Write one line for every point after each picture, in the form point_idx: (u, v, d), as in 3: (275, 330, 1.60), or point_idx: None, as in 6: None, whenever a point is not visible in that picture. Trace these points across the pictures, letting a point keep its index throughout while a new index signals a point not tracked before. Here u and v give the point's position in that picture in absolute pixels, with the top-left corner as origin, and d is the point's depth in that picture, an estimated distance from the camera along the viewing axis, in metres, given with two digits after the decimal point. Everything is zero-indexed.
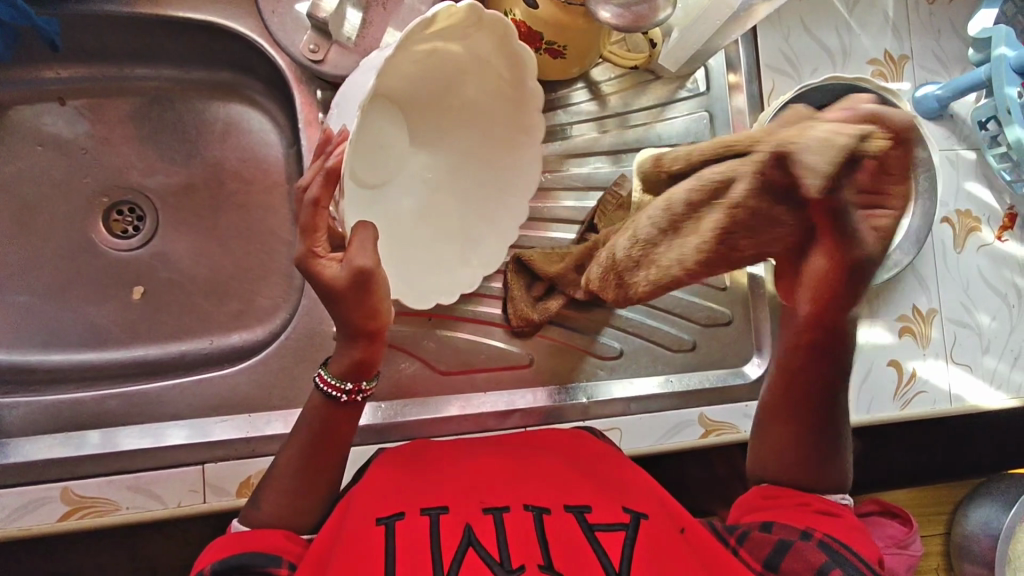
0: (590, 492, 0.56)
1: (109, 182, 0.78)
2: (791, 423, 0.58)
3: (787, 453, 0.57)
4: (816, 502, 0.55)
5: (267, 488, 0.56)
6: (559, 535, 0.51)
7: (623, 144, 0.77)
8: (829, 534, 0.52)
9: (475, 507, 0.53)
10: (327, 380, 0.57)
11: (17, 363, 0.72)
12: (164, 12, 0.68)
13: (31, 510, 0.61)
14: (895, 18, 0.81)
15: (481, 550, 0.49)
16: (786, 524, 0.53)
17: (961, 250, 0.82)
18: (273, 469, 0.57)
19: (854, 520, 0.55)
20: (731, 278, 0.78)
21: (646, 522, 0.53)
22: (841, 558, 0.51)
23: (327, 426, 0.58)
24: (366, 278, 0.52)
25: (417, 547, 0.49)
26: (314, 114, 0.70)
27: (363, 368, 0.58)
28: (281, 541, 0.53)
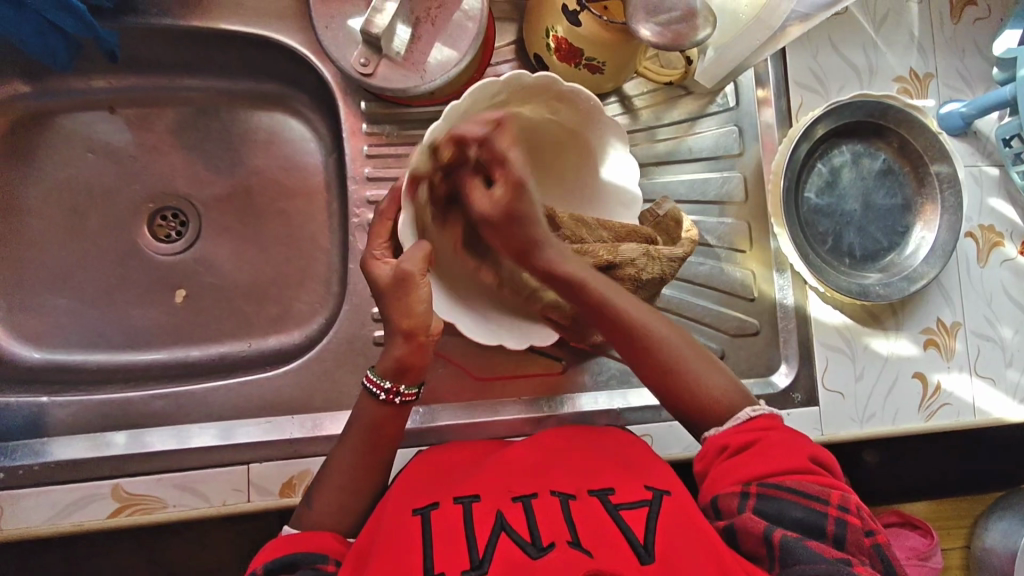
0: (613, 477, 0.57)
1: (154, 188, 0.80)
2: (685, 388, 0.60)
3: (695, 405, 0.59)
4: (733, 442, 0.57)
5: (317, 490, 0.58)
6: (587, 516, 0.53)
7: (654, 157, 0.78)
8: (760, 482, 0.54)
9: (504, 494, 0.54)
10: (372, 380, 0.59)
11: (65, 364, 0.75)
12: (217, 26, 0.72)
13: (83, 505, 0.64)
14: (920, 37, 0.83)
15: (513, 533, 0.51)
16: (723, 494, 0.55)
17: (985, 264, 0.83)
18: (324, 469, 0.59)
19: (769, 432, 0.56)
20: (759, 289, 0.80)
21: (669, 499, 0.55)
22: (778, 503, 0.52)
23: (369, 425, 0.59)
24: (405, 276, 0.55)
25: (452, 533, 0.51)
26: (359, 125, 0.73)
27: (404, 372, 0.58)
28: (328, 540, 0.55)
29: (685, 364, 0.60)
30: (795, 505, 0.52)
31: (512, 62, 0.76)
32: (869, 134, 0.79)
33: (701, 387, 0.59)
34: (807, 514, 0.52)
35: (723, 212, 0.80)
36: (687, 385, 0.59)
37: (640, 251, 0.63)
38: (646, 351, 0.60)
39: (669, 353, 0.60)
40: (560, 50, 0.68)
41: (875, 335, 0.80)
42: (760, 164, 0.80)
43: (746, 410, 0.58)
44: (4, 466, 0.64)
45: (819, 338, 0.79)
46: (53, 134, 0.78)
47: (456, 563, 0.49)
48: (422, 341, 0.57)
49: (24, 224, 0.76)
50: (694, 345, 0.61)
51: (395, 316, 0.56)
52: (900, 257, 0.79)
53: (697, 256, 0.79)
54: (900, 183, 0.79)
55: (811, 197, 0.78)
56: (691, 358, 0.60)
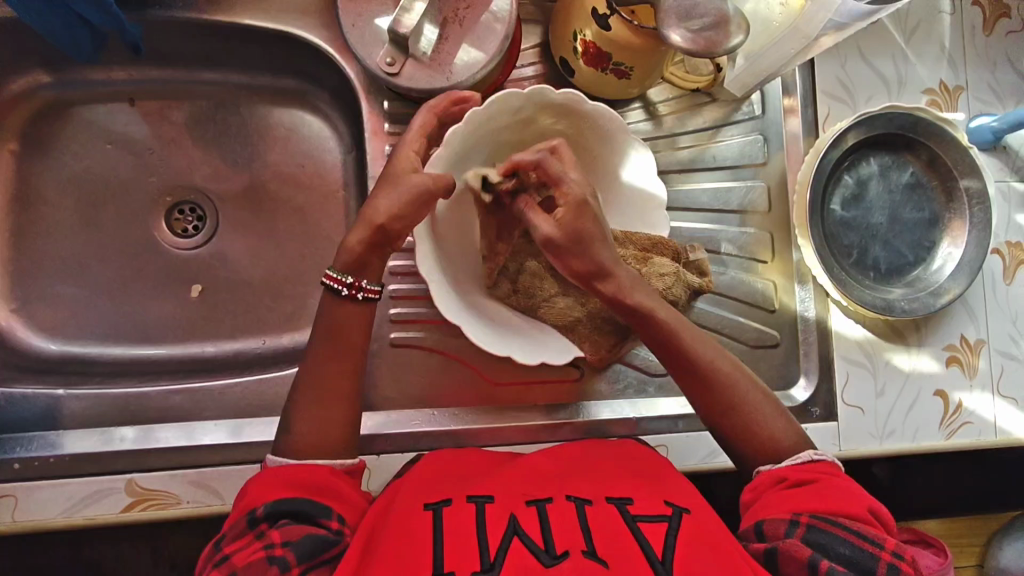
0: (630, 487, 0.56)
1: (173, 182, 0.80)
2: (731, 409, 0.60)
3: (748, 428, 0.60)
4: (793, 475, 0.56)
5: (300, 409, 0.57)
6: (604, 523, 0.52)
7: (676, 164, 0.77)
8: (813, 514, 0.53)
9: (518, 499, 0.53)
10: (331, 276, 0.58)
11: (80, 355, 0.74)
12: (240, 21, 0.71)
13: (95, 501, 0.63)
14: (950, 48, 0.82)
15: (526, 537, 0.49)
16: (772, 519, 0.54)
17: (1011, 282, 0.81)
18: (301, 376, 0.58)
19: (832, 475, 0.56)
20: (780, 301, 0.79)
21: (688, 517, 0.54)
22: (829, 536, 0.51)
23: (338, 327, 0.58)
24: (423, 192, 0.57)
25: (464, 530, 0.50)
26: (380, 124, 0.72)
27: (363, 268, 0.59)
28: (331, 480, 0.53)
29: (744, 398, 0.60)
30: (847, 543, 0.51)
31: (535, 65, 0.75)
32: (899, 147, 0.78)
33: (755, 420, 0.59)
34: (859, 554, 0.51)
35: (745, 221, 0.79)
36: (747, 422, 0.59)
37: (672, 269, 0.70)
38: (706, 388, 0.60)
39: (733, 390, 0.60)
40: (588, 54, 0.68)
41: (897, 350, 0.78)
42: (785, 174, 0.79)
43: (809, 451, 0.58)
44: (19, 457, 0.64)
45: (840, 352, 0.78)
46: (74, 126, 0.78)
47: (467, 562, 0.47)
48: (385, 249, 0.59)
49: (44, 214, 0.76)
50: (736, 361, 0.62)
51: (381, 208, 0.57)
52: (926, 273, 0.77)
53: (718, 266, 0.78)
54: (928, 198, 0.78)
55: (836, 210, 0.77)
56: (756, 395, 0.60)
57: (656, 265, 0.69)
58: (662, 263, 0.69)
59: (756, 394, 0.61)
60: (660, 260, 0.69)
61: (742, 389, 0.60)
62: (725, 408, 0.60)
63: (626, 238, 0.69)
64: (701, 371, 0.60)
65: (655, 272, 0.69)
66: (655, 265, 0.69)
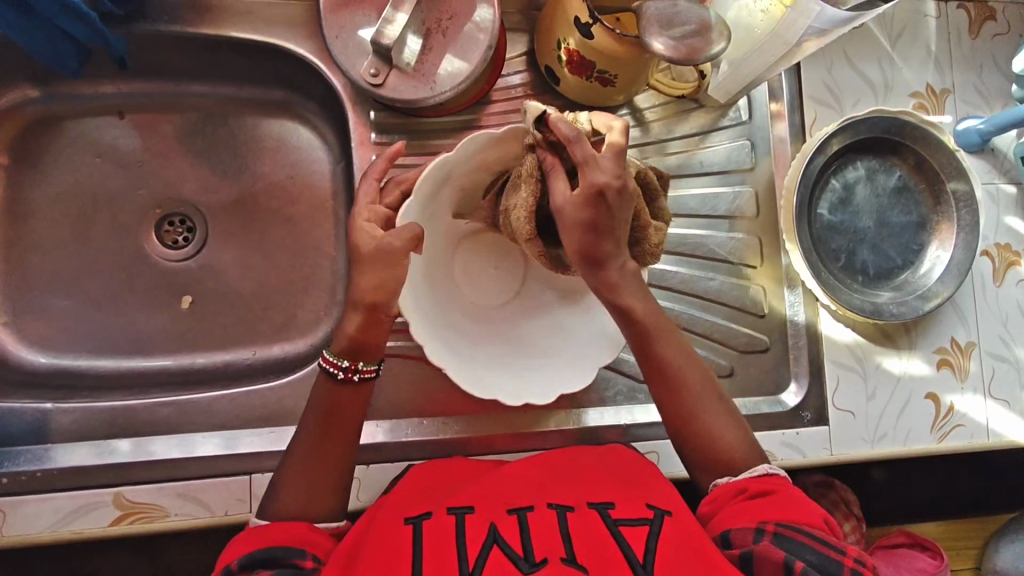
0: (612, 492, 0.56)
1: (162, 194, 0.80)
2: (694, 423, 0.59)
3: (709, 445, 0.59)
4: (752, 486, 0.56)
5: (290, 476, 0.57)
6: (584, 531, 0.51)
7: (663, 170, 0.77)
8: (778, 523, 0.53)
9: (500, 507, 0.53)
10: (328, 359, 0.58)
11: (69, 368, 0.75)
12: (225, 34, 0.72)
13: (84, 514, 0.63)
14: (937, 51, 0.82)
15: (505, 547, 0.49)
16: (738, 528, 0.54)
17: (1000, 284, 0.81)
18: (291, 453, 0.58)
19: (790, 486, 0.56)
20: (769, 305, 0.79)
21: (671, 519, 0.54)
22: (796, 542, 0.52)
23: (332, 406, 0.58)
24: (391, 251, 0.54)
25: (444, 540, 0.50)
26: (367, 135, 0.72)
27: (361, 349, 0.57)
28: (307, 533, 0.53)
29: (705, 411, 0.59)
30: (812, 549, 0.51)
31: (522, 73, 0.75)
32: (885, 150, 0.78)
33: (708, 433, 0.59)
34: (823, 560, 0.51)
35: (733, 227, 0.79)
36: (703, 431, 0.59)
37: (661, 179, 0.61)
38: (674, 396, 0.59)
39: (694, 399, 0.59)
40: (572, 62, 0.68)
41: (887, 353, 0.78)
42: (773, 178, 0.79)
43: (764, 465, 0.58)
44: (7, 472, 0.64)
45: (830, 356, 0.78)
46: (63, 139, 0.79)
47: None
48: (385, 316, 0.56)
49: (34, 228, 0.77)
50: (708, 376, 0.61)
51: (365, 282, 0.55)
52: (915, 276, 0.77)
53: (707, 271, 0.78)
54: (915, 200, 0.78)
55: (824, 214, 0.77)
56: (718, 411, 0.60)
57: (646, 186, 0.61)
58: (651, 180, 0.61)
59: (724, 413, 0.60)
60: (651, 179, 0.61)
61: (703, 401, 0.59)
62: (683, 420, 0.59)
63: None
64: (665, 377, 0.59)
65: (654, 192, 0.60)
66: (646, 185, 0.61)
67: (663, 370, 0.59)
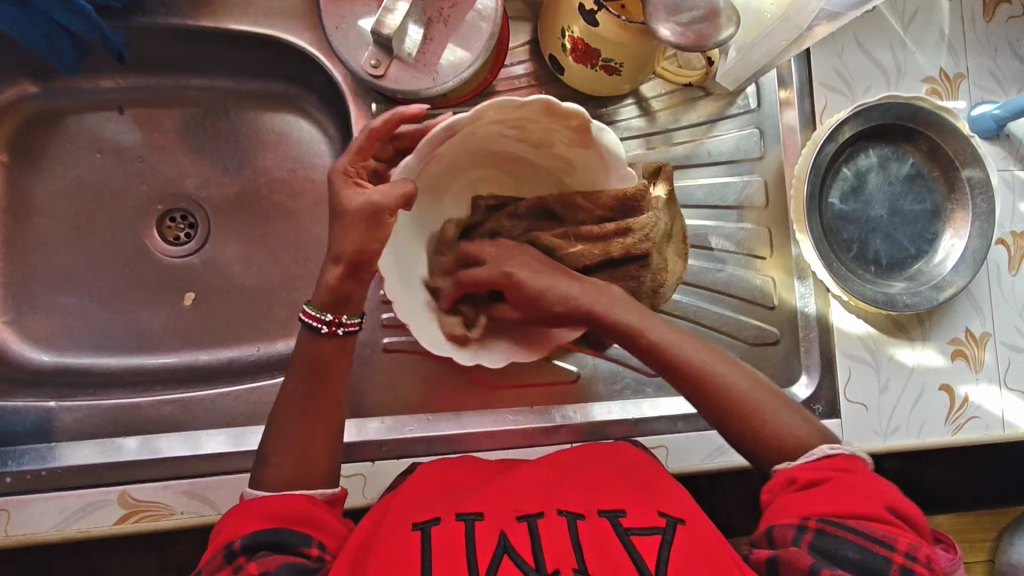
0: (622, 498, 0.55)
1: (163, 190, 0.79)
2: (741, 416, 0.58)
3: (762, 436, 0.57)
4: (803, 476, 0.55)
5: (278, 439, 0.56)
6: (596, 540, 0.50)
7: (671, 160, 0.76)
8: (822, 518, 0.51)
9: (509, 514, 0.52)
10: (309, 313, 0.57)
11: (73, 366, 0.74)
12: (224, 26, 0.71)
13: (88, 513, 0.63)
14: (950, 35, 0.80)
15: (516, 556, 0.48)
16: (779, 525, 0.53)
17: (1016, 273, 0.80)
18: (279, 413, 0.58)
19: (844, 473, 0.54)
20: (779, 297, 0.77)
21: (682, 528, 0.53)
22: (836, 541, 0.50)
23: (319, 363, 0.58)
24: (376, 211, 0.53)
25: (453, 552, 0.49)
26: (369, 127, 0.71)
27: (344, 301, 0.56)
28: (307, 513, 0.53)
29: (753, 402, 0.58)
30: (854, 545, 0.50)
31: (526, 62, 0.74)
32: (898, 137, 0.76)
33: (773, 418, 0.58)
34: (866, 556, 0.49)
35: (742, 217, 0.77)
36: (753, 423, 0.58)
37: (656, 237, 0.61)
38: (711, 392, 0.58)
39: (735, 392, 0.58)
40: (576, 50, 0.66)
41: (900, 344, 0.77)
42: (781, 168, 0.78)
43: (821, 446, 0.56)
44: (10, 471, 0.64)
45: (842, 348, 0.76)
46: (63, 135, 0.78)
47: None
48: (365, 275, 0.55)
49: (35, 225, 0.76)
50: (747, 371, 0.60)
51: (348, 244, 0.53)
52: (929, 266, 0.76)
53: (715, 262, 0.77)
54: (929, 188, 0.76)
55: (835, 203, 0.75)
56: (766, 399, 0.58)
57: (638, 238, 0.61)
58: (645, 230, 0.61)
59: (771, 402, 0.58)
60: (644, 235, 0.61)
61: (747, 394, 0.58)
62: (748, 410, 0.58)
63: (607, 201, 0.61)
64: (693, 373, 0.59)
65: (636, 242, 0.61)
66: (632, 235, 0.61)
67: (682, 367, 0.59)
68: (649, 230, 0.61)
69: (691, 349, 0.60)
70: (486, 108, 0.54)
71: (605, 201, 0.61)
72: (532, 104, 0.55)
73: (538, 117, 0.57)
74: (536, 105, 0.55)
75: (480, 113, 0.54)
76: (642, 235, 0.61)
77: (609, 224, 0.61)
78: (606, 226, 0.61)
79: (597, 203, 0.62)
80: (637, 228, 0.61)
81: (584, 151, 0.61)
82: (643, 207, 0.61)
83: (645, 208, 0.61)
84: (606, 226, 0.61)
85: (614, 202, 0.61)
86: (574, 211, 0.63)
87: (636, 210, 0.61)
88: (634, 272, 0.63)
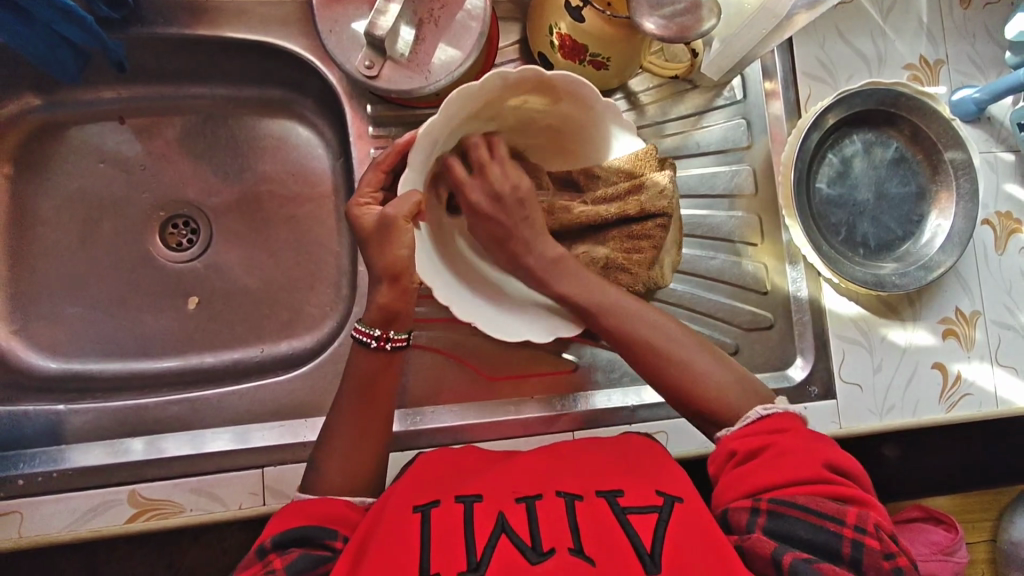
0: (620, 480, 0.56)
1: (165, 197, 0.81)
2: (681, 376, 0.60)
3: (704, 399, 0.59)
4: (737, 446, 0.56)
5: (328, 447, 0.58)
6: (593, 520, 0.51)
7: (661, 152, 0.78)
8: (772, 499, 0.52)
9: (508, 496, 0.53)
10: (361, 330, 0.59)
11: (80, 372, 0.75)
12: (221, 34, 0.72)
13: (100, 513, 0.64)
14: (929, 23, 0.82)
15: (513, 535, 0.49)
16: (734, 509, 0.54)
17: (1003, 251, 0.81)
18: (330, 426, 0.59)
19: (776, 438, 0.55)
20: (771, 282, 0.79)
21: (680, 506, 0.53)
22: (787, 521, 0.51)
23: (372, 381, 0.59)
24: (390, 223, 0.56)
25: (452, 531, 0.50)
26: (365, 128, 0.73)
27: (394, 320, 0.59)
28: (340, 516, 0.54)
29: (697, 367, 0.60)
30: (805, 524, 0.50)
31: (516, 61, 0.76)
32: (880, 122, 0.78)
33: (728, 399, 0.59)
34: (816, 534, 0.50)
35: (733, 205, 0.79)
36: (696, 387, 0.59)
37: (664, 199, 0.66)
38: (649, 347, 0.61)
39: (678, 353, 0.61)
40: (564, 47, 0.68)
41: (891, 325, 0.78)
42: (769, 156, 0.79)
43: (758, 408, 0.58)
44: (23, 473, 0.65)
45: (835, 331, 0.78)
46: (65, 146, 0.80)
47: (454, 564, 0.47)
48: (407, 284, 0.57)
49: (40, 235, 0.78)
50: (695, 339, 0.62)
51: (380, 261, 0.57)
52: (916, 246, 0.78)
53: (707, 250, 0.78)
54: (913, 171, 0.78)
55: (823, 188, 0.77)
56: (708, 366, 0.60)
57: (650, 201, 0.66)
58: (653, 193, 0.66)
59: (718, 373, 0.60)
60: (655, 202, 0.66)
61: (688, 357, 0.61)
62: (706, 396, 0.59)
63: (617, 167, 0.67)
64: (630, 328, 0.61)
65: (649, 198, 0.66)
66: (643, 198, 0.66)
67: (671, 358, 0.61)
68: (660, 192, 0.66)
69: (674, 336, 0.62)
70: (457, 91, 0.53)
71: (617, 168, 0.67)
72: (488, 83, 0.54)
73: (510, 93, 0.58)
74: (491, 83, 0.54)
75: (463, 92, 0.53)
76: (655, 193, 0.66)
77: (622, 186, 0.67)
78: (619, 191, 0.67)
79: (610, 168, 0.67)
80: (646, 191, 0.66)
81: (563, 105, 0.60)
82: (654, 170, 0.66)
83: (653, 176, 0.66)
84: (619, 189, 0.66)
85: (625, 169, 0.66)
86: (589, 180, 0.68)
87: (644, 174, 0.66)
88: (648, 230, 0.67)
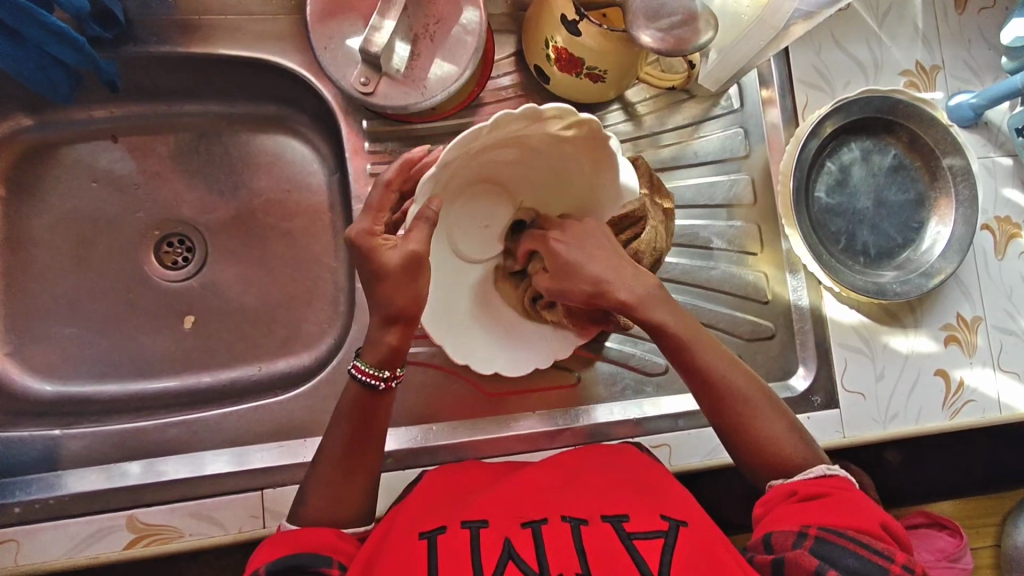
0: (626, 502, 0.55)
1: (160, 216, 0.80)
2: (745, 420, 0.59)
3: (766, 447, 0.58)
4: (804, 490, 0.55)
5: (314, 483, 0.56)
6: (599, 545, 0.51)
7: (659, 163, 0.77)
8: (821, 527, 0.51)
9: (513, 521, 0.52)
10: (363, 370, 0.56)
11: (76, 394, 0.74)
12: (215, 51, 0.72)
13: (98, 539, 0.63)
14: (924, 29, 0.82)
15: (520, 562, 0.49)
16: (780, 531, 0.53)
17: (1003, 257, 0.81)
18: (323, 452, 0.57)
19: (843, 491, 0.54)
20: (772, 291, 0.78)
21: (685, 530, 0.53)
22: (837, 549, 0.50)
23: (365, 413, 0.57)
24: (417, 261, 0.53)
25: (464, 557, 0.49)
26: (361, 143, 0.73)
27: (399, 357, 0.56)
28: (331, 543, 0.52)
29: (762, 417, 0.59)
30: (854, 554, 0.49)
31: (512, 74, 0.75)
32: (878, 130, 0.78)
33: (781, 452, 0.58)
34: (865, 565, 0.49)
35: (732, 215, 0.79)
36: (762, 435, 0.58)
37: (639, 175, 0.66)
38: (718, 388, 0.59)
39: (745, 399, 0.59)
40: (561, 60, 0.68)
41: (893, 332, 0.78)
42: (768, 164, 0.79)
43: (820, 466, 0.57)
44: (20, 501, 0.64)
45: (837, 339, 0.77)
46: (58, 165, 0.79)
47: None
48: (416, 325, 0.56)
49: (33, 256, 0.77)
50: (762, 386, 0.60)
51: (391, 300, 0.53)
52: (916, 254, 0.77)
53: (707, 261, 0.78)
54: (912, 178, 0.78)
55: (821, 196, 0.77)
56: (773, 416, 0.59)
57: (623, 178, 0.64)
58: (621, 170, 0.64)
59: (780, 423, 0.59)
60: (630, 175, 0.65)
61: (754, 405, 0.59)
62: (766, 450, 0.58)
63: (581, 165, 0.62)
64: (699, 371, 0.59)
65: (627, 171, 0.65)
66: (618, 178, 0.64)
67: (744, 415, 0.59)
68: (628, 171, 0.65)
69: (751, 392, 0.59)
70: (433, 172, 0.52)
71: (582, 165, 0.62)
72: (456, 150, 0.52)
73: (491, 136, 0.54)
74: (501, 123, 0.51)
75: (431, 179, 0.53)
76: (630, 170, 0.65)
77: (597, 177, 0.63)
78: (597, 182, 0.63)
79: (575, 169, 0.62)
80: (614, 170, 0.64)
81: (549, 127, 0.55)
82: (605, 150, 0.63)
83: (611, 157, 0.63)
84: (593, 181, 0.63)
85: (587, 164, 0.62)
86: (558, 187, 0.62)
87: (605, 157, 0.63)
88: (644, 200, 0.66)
